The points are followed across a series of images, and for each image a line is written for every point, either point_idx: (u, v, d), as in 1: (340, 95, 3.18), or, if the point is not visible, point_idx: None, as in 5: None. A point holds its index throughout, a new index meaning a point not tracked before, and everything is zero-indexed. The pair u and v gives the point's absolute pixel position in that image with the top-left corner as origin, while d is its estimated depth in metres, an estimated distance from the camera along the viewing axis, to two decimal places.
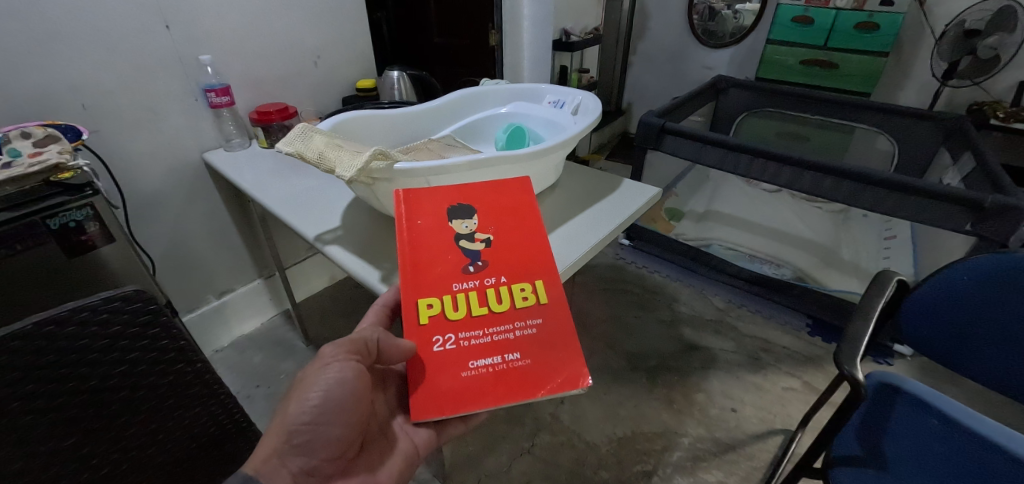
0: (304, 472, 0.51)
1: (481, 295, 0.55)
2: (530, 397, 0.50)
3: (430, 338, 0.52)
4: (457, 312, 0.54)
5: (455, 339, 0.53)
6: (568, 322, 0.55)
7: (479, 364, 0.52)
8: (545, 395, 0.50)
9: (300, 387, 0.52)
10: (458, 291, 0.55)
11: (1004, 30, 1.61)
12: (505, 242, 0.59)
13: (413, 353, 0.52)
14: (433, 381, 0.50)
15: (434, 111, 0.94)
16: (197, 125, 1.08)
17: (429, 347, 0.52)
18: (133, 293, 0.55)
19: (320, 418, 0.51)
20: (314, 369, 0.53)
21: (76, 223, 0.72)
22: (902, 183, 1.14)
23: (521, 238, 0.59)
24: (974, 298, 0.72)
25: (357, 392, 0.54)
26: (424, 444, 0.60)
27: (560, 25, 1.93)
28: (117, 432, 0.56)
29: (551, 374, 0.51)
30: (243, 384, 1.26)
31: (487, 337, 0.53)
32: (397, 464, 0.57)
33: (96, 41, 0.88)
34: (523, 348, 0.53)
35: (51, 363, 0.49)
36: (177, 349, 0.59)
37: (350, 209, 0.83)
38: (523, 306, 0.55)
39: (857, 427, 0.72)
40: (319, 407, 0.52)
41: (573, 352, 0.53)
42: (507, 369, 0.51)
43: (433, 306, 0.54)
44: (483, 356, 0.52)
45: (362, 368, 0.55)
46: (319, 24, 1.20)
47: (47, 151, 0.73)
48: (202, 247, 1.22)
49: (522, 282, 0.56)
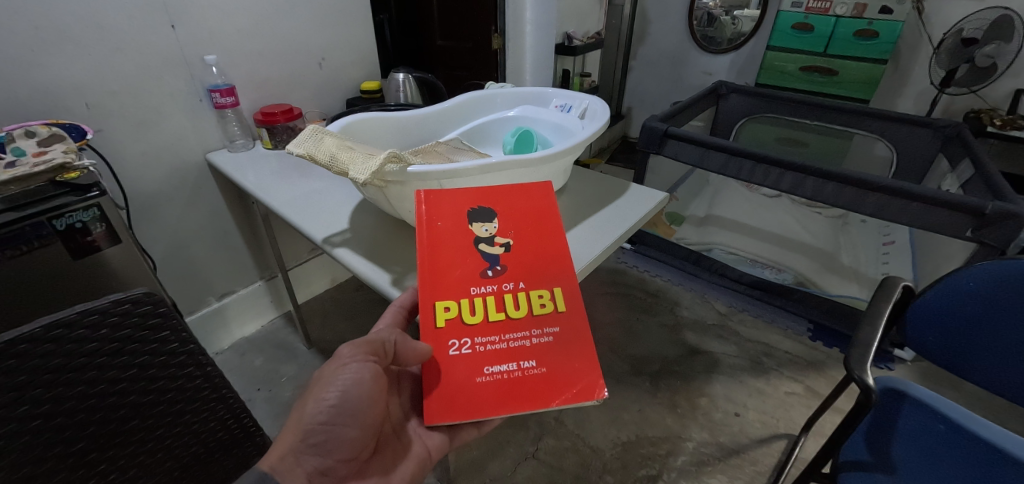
0: (318, 472, 0.51)
1: (499, 300, 0.55)
2: (544, 406, 0.49)
3: (446, 342, 0.52)
4: (474, 316, 0.53)
5: (471, 344, 0.52)
6: (585, 332, 0.55)
7: (495, 370, 0.51)
8: (559, 405, 0.50)
9: (318, 386, 0.53)
10: (476, 295, 0.54)
11: (1001, 39, 1.63)
12: (524, 247, 0.58)
13: (429, 356, 0.51)
14: (448, 386, 0.50)
15: (443, 113, 0.93)
16: (201, 125, 1.07)
17: (445, 351, 0.52)
18: (143, 296, 0.55)
19: (336, 419, 0.52)
20: (332, 368, 0.53)
21: (82, 224, 0.71)
22: (904, 189, 1.15)
23: (541, 244, 0.59)
24: (980, 304, 0.72)
25: (373, 394, 0.53)
26: (437, 449, 0.58)
27: (562, 29, 1.94)
28: (126, 437, 0.55)
29: (566, 384, 0.51)
30: (244, 387, 1.25)
31: (504, 343, 0.53)
32: (410, 467, 0.56)
33: (101, 40, 0.88)
34: (539, 355, 0.52)
35: (60, 367, 0.49)
36: (186, 351, 0.59)
37: (358, 211, 0.83)
38: (540, 314, 0.55)
39: (864, 431, 0.71)
40: (336, 407, 0.52)
41: (589, 362, 0.53)
42: (522, 377, 0.51)
43: (450, 309, 0.54)
44: (499, 362, 0.52)
45: (379, 369, 0.55)
46: (324, 25, 1.20)
47: (52, 150, 0.73)
48: (204, 249, 1.21)
49: (539, 288, 0.56)
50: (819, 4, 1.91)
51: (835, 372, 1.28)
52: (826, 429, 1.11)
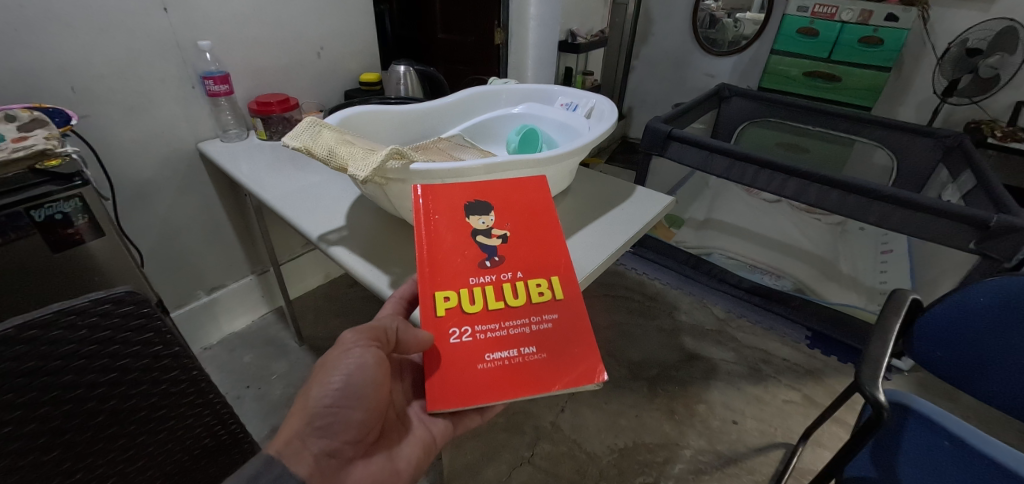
0: (325, 455, 0.47)
1: (497, 289, 0.52)
2: (545, 390, 0.47)
3: (445, 331, 0.50)
4: (473, 305, 0.51)
5: (471, 332, 0.50)
6: (585, 318, 0.53)
7: (495, 356, 0.49)
8: (560, 389, 0.48)
9: (321, 371, 0.50)
10: (474, 285, 0.52)
11: (1005, 50, 1.62)
12: (522, 239, 0.56)
13: (429, 344, 0.49)
14: (449, 373, 0.48)
15: (445, 108, 0.91)
16: (193, 114, 1.03)
17: (445, 339, 0.49)
18: (124, 295, 0.51)
19: (342, 402, 0.49)
20: (336, 354, 0.50)
21: (63, 216, 0.67)
22: (910, 199, 1.13)
23: (539, 234, 0.57)
24: (994, 319, 0.70)
25: (378, 378, 0.51)
26: (441, 434, 0.56)
27: (566, 26, 1.90)
28: (106, 443, 0.52)
29: (567, 368, 0.49)
30: (232, 384, 1.21)
31: (503, 331, 0.50)
32: (415, 451, 0.53)
33: (91, 21, 0.84)
34: (540, 343, 0.50)
35: (33, 370, 0.45)
36: (170, 354, 0.56)
37: (356, 207, 0.80)
38: (539, 301, 0.53)
39: (869, 453, 0.70)
40: (341, 390, 0.49)
41: (589, 347, 0.51)
42: (522, 363, 0.49)
43: (449, 299, 0.51)
44: (498, 349, 0.49)
45: (382, 356, 0.52)
46: (325, 14, 1.16)
47: (32, 136, 0.69)
48: (193, 242, 1.17)
49: (537, 277, 0.54)
50: (824, 9, 1.90)
51: (833, 381, 1.27)
52: (825, 440, 1.10)
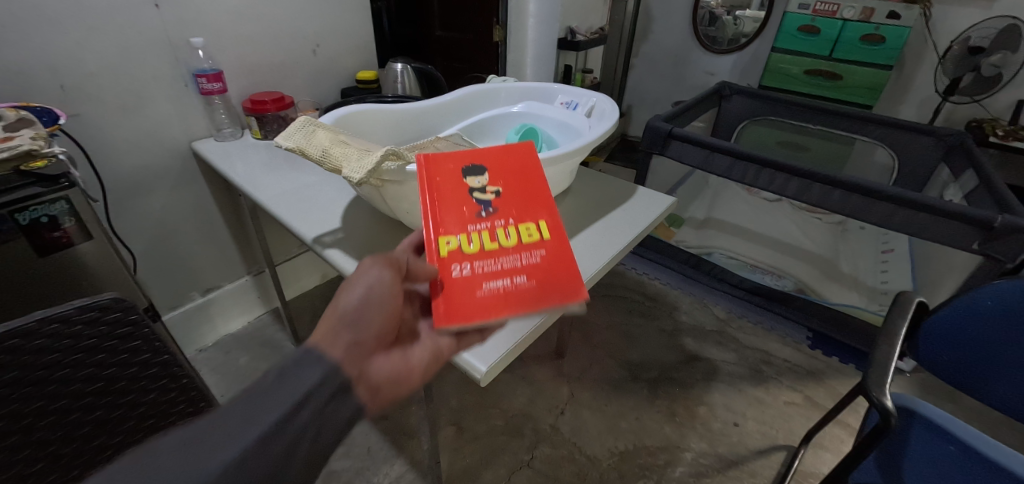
0: (353, 344, 0.39)
1: (496, 231, 0.51)
2: (547, 307, 0.45)
3: (446, 267, 0.48)
4: (473, 245, 0.50)
5: (473, 266, 0.48)
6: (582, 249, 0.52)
7: (496, 283, 0.47)
8: (559, 305, 0.46)
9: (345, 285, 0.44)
10: (472, 229, 0.51)
11: (1007, 48, 1.61)
12: (514, 188, 0.55)
13: (433, 278, 0.47)
14: (452, 299, 0.46)
15: (443, 107, 0.89)
16: (186, 112, 1.01)
17: (447, 273, 0.47)
18: (111, 302, 0.50)
19: (371, 308, 0.43)
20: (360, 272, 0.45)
21: (50, 218, 0.66)
22: (914, 199, 1.11)
23: (533, 185, 0.56)
24: (1000, 325, 0.69)
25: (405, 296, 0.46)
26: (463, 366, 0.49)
27: (566, 23, 1.88)
28: (91, 455, 0.51)
29: (567, 287, 0.48)
30: (228, 387, 1.20)
31: (503, 263, 0.49)
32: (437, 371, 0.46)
33: (80, 17, 0.82)
34: (538, 270, 0.49)
35: (14, 382, 0.44)
36: (159, 363, 0.54)
37: (352, 208, 0.79)
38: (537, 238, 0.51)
39: (876, 465, 0.68)
40: (367, 298, 0.43)
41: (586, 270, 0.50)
42: (524, 286, 0.47)
43: (449, 241, 0.50)
44: (499, 277, 0.48)
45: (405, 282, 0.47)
46: (321, 11, 1.15)
47: (19, 135, 0.66)
48: (188, 243, 1.15)
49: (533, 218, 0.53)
50: (825, 6, 1.88)
51: (834, 382, 1.26)
52: (827, 443, 1.09)
